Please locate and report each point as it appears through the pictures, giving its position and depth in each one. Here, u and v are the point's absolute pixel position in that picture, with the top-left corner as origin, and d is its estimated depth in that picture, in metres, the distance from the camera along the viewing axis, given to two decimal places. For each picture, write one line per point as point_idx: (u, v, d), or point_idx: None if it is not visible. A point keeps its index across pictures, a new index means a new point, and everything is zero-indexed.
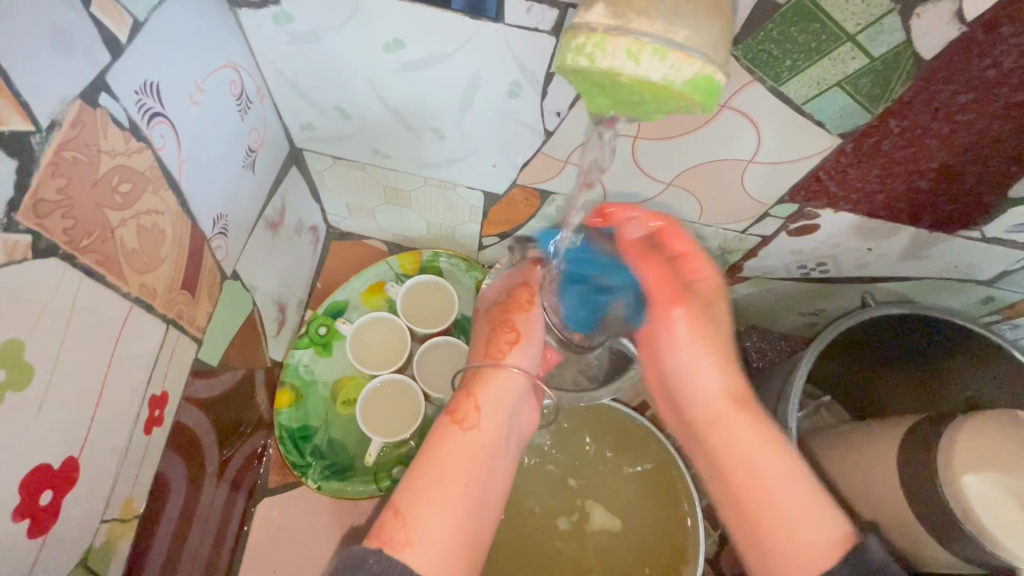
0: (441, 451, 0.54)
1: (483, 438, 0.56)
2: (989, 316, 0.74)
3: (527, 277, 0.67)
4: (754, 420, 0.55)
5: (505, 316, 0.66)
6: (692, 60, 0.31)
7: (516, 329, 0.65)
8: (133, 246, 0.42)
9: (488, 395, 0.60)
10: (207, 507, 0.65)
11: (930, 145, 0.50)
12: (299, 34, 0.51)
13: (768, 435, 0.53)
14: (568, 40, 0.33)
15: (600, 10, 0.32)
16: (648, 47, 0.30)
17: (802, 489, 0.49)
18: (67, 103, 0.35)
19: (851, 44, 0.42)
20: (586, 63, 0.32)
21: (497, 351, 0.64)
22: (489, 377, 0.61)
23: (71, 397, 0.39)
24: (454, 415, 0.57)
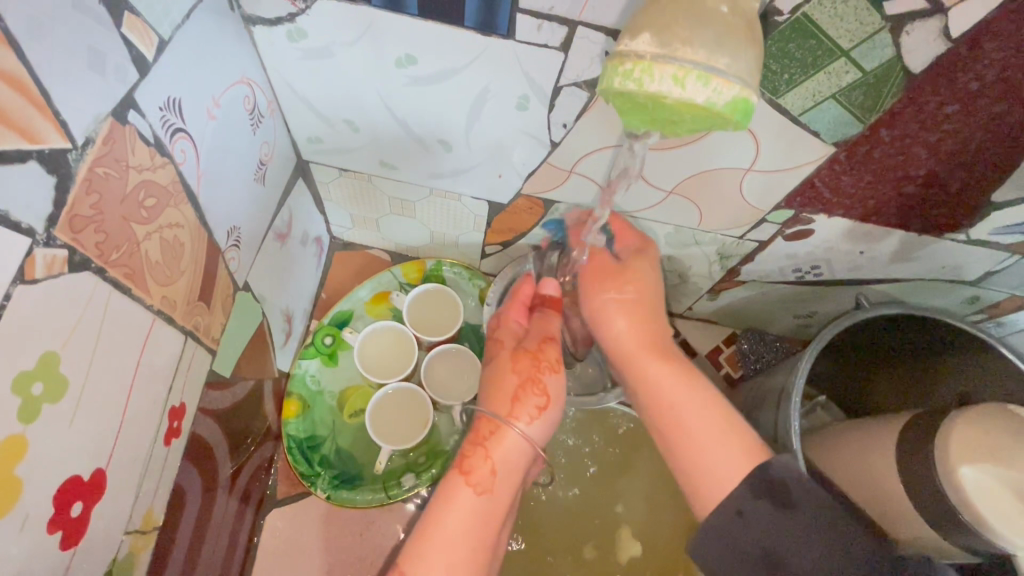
0: (456, 513, 0.53)
1: (495, 501, 0.55)
2: (974, 315, 0.77)
3: (551, 333, 0.63)
4: (680, 375, 0.57)
5: (537, 373, 0.60)
6: (732, 84, 0.33)
7: (545, 392, 0.60)
8: (156, 258, 0.43)
9: (505, 460, 0.57)
10: (219, 519, 0.65)
11: (919, 153, 0.53)
12: (312, 50, 0.52)
13: (679, 366, 0.58)
14: (614, 64, 0.35)
15: (645, 38, 0.34)
16: (693, 74, 0.33)
17: (712, 419, 0.54)
18: (99, 121, 0.36)
19: (845, 59, 0.45)
20: (634, 87, 0.34)
21: (520, 411, 0.59)
22: (504, 437, 0.57)
23: (99, 410, 0.39)
24: (467, 474, 0.55)
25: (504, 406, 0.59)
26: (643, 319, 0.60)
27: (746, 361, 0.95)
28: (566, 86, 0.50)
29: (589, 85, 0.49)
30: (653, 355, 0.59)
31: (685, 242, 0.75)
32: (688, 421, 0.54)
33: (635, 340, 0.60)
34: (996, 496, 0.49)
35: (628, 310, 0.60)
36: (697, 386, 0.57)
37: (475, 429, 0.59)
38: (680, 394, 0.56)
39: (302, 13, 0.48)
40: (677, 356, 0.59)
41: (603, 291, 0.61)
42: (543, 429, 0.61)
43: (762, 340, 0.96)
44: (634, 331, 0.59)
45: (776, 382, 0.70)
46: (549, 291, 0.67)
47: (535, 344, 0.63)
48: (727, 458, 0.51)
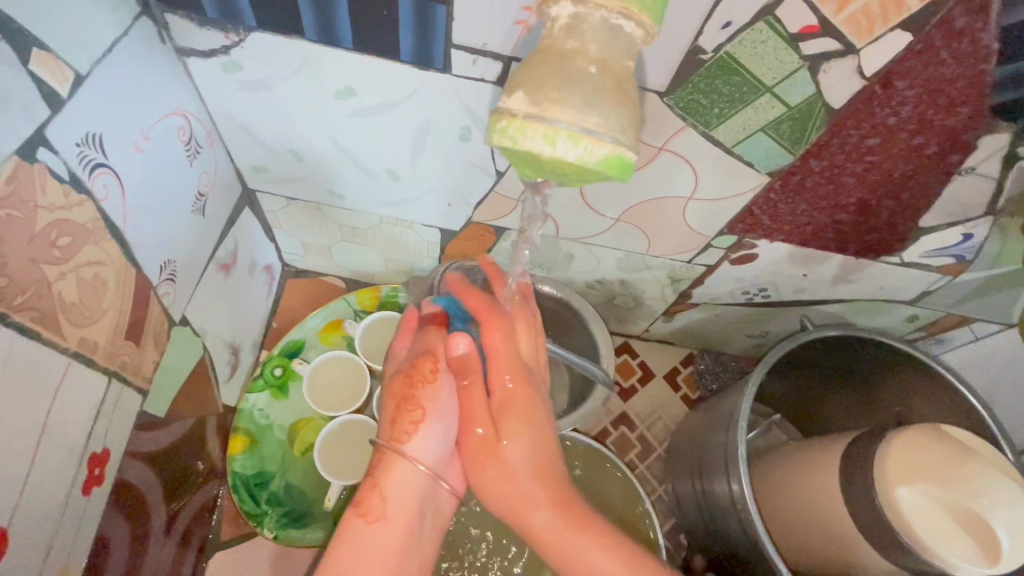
0: (348, 554, 0.47)
1: (397, 530, 0.49)
2: (915, 333, 0.80)
3: (431, 344, 0.55)
4: (585, 526, 0.51)
5: (410, 390, 0.53)
6: (602, 143, 0.33)
7: (423, 406, 0.52)
8: (73, 299, 0.41)
9: (398, 488, 0.50)
10: (153, 567, 0.62)
11: (848, 182, 0.55)
12: (249, 81, 0.51)
13: (594, 525, 0.51)
14: (494, 123, 0.35)
15: (520, 98, 0.34)
16: (563, 133, 0.33)
17: (619, 553, 0.51)
18: (3, 161, 0.34)
19: (770, 95, 0.46)
20: (510, 145, 0.34)
21: (404, 433, 0.52)
22: (392, 466, 0.51)
23: (0, 464, 0.37)
24: (358, 507, 0.49)
25: (387, 432, 0.52)
26: (535, 445, 0.52)
27: (704, 380, 0.94)
28: None
29: None
30: (557, 509, 0.51)
31: (637, 266, 0.76)
32: (598, 569, 0.50)
33: (532, 482, 0.51)
34: (934, 516, 0.50)
35: (512, 429, 0.51)
36: (613, 542, 0.51)
37: (369, 462, 0.52)
38: (522, 482, 0.51)
39: (236, 45, 0.48)
40: (570, 494, 0.52)
41: (524, 419, 0.52)
42: (441, 447, 0.53)
43: (719, 360, 0.95)
44: (517, 444, 0.51)
45: (727, 404, 0.71)
46: (430, 309, 0.58)
47: (412, 361, 0.54)
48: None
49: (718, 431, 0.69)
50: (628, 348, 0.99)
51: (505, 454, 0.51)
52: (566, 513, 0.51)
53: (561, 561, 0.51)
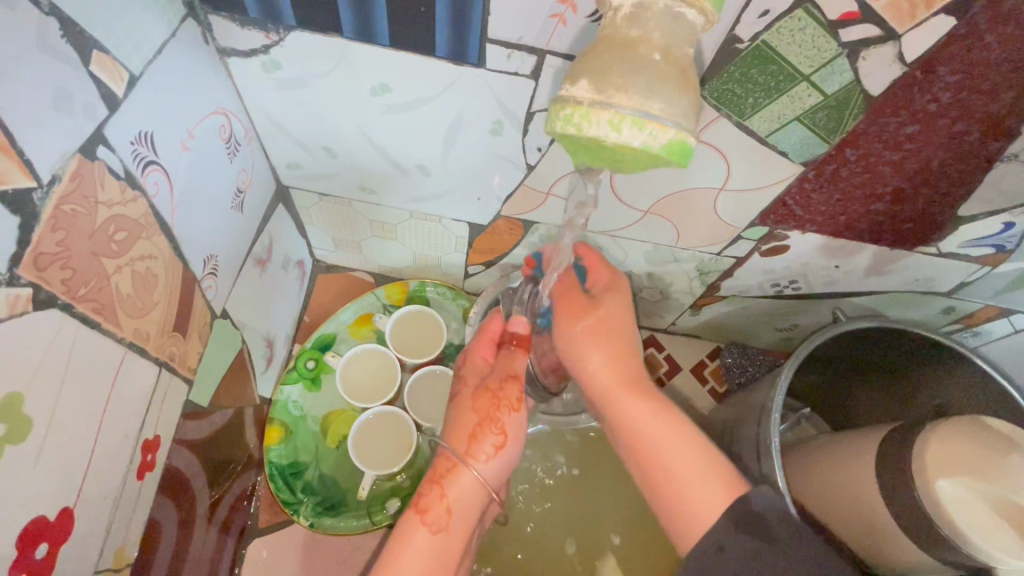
0: (412, 557, 0.52)
1: (454, 538, 0.54)
2: (951, 326, 0.78)
3: (516, 369, 0.60)
4: (645, 396, 0.55)
5: (494, 411, 0.58)
6: (666, 128, 0.33)
7: (504, 431, 0.58)
8: (127, 292, 0.43)
9: (462, 501, 0.55)
10: (198, 551, 0.64)
11: (885, 171, 0.54)
12: (287, 80, 0.53)
13: (657, 402, 0.55)
14: (557, 109, 0.35)
15: (584, 84, 0.34)
16: (629, 119, 0.33)
17: (690, 449, 0.52)
18: (67, 158, 0.36)
19: (806, 84, 0.46)
20: (575, 131, 0.34)
21: (481, 452, 0.57)
22: (458, 478, 0.56)
23: (65, 448, 0.39)
24: (423, 514, 0.54)
25: (461, 445, 0.57)
26: (615, 339, 0.57)
27: (731, 374, 0.95)
28: (538, 111, 0.51)
29: None
30: (620, 372, 0.56)
31: (665, 259, 0.76)
32: (659, 444, 0.53)
33: (612, 377, 0.56)
34: (976, 510, 0.49)
35: (597, 337, 0.56)
36: (685, 432, 0.53)
37: (433, 468, 0.57)
38: (638, 409, 0.54)
39: (276, 45, 0.49)
40: (645, 384, 0.56)
41: (590, 334, 0.56)
42: (502, 467, 0.59)
43: (745, 353, 0.95)
44: (608, 360, 0.56)
45: (758, 396, 0.70)
46: (516, 328, 0.63)
47: (497, 383, 0.60)
48: (698, 496, 0.50)
49: (749, 422, 0.68)
50: (654, 341, 0.99)
51: (587, 357, 0.56)
52: (629, 385, 0.55)
53: (630, 429, 0.55)
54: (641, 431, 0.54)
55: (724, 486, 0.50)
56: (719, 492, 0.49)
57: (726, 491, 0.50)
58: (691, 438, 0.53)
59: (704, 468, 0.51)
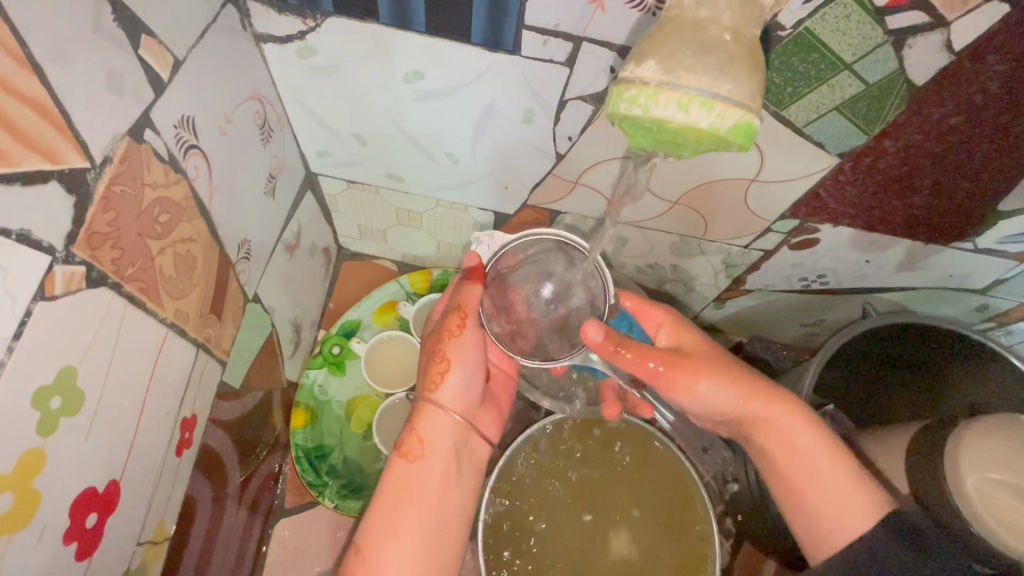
0: (390, 489, 0.53)
1: (431, 468, 0.54)
2: (984, 323, 0.77)
3: (461, 300, 0.57)
4: (812, 427, 0.55)
5: (437, 343, 0.58)
6: (735, 109, 0.33)
7: (448, 357, 0.57)
8: (169, 273, 0.44)
9: (433, 428, 0.56)
10: (229, 528, 0.66)
11: (924, 164, 0.53)
12: (322, 67, 0.53)
13: (822, 431, 0.55)
14: (620, 90, 0.35)
15: (651, 65, 0.34)
16: (697, 100, 0.33)
17: (830, 461, 0.53)
18: (118, 141, 0.37)
19: (848, 72, 0.45)
20: (640, 112, 0.34)
21: (432, 383, 0.57)
22: (425, 414, 0.57)
23: (114, 423, 0.40)
24: (401, 451, 0.55)
25: (422, 382, 0.58)
26: (724, 371, 0.58)
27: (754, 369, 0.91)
28: (572, 100, 0.51)
29: (594, 99, 0.50)
30: (781, 410, 0.56)
31: (691, 251, 0.75)
32: (814, 463, 0.54)
33: (742, 396, 0.57)
34: (1010, 509, 0.49)
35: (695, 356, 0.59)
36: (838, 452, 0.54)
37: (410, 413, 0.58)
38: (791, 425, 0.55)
39: (312, 31, 0.49)
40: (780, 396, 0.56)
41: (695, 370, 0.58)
42: (466, 390, 0.58)
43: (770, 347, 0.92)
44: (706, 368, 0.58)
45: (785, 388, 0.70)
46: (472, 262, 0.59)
47: (440, 322, 0.58)
48: (839, 499, 0.52)
49: None
50: None
51: (695, 383, 0.57)
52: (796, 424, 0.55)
53: (804, 463, 0.54)
54: (799, 449, 0.54)
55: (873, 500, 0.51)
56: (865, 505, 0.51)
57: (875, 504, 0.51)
58: (834, 450, 0.54)
59: (853, 491, 0.52)
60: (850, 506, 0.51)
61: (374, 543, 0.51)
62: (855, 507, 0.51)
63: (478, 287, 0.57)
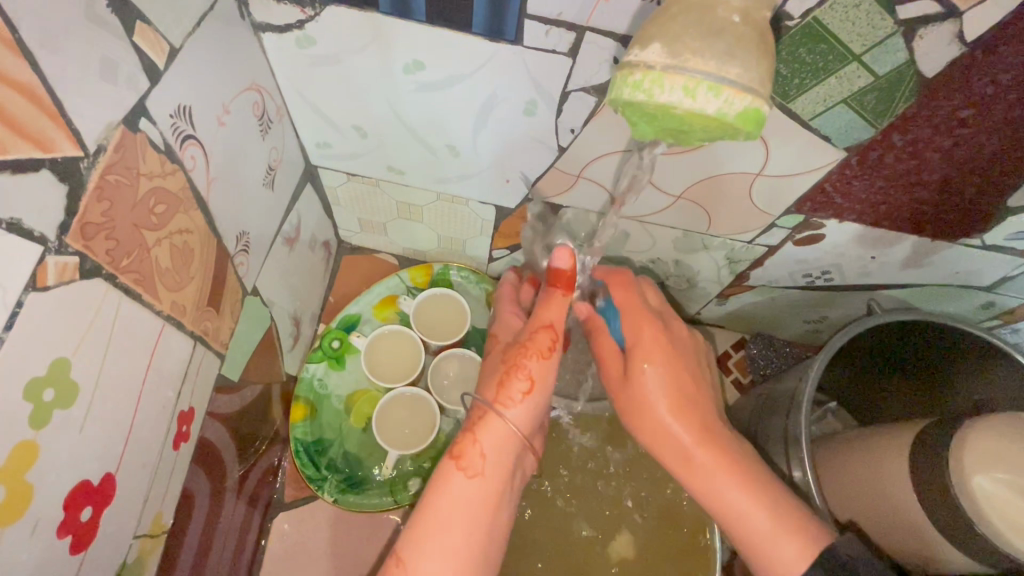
0: (441, 501, 0.49)
1: (491, 488, 0.50)
2: (990, 321, 0.76)
3: (550, 318, 0.54)
4: (717, 459, 0.52)
5: (518, 356, 0.54)
6: (744, 94, 0.33)
7: (530, 376, 0.53)
8: (166, 264, 0.43)
9: (496, 444, 0.51)
10: (227, 522, 0.66)
11: (933, 158, 0.52)
12: (321, 56, 0.52)
13: (732, 463, 0.52)
14: (625, 75, 0.35)
15: (656, 48, 0.34)
16: (704, 83, 0.33)
17: (765, 509, 0.50)
18: (111, 129, 0.36)
19: (856, 64, 0.44)
20: (644, 97, 0.34)
21: (507, 397, 0.52)
22: (487, 424, 0.52)
23: (110, 415, 0.40)
24: (458, 459, 0.50)
25: (491, 393, 0.53)
26: (677, 377, 0.55)
27: (755, 364, 0.95)
28: (574, 91, 0.50)
29: (597, 91, 0.49)
30: (710, 451, 0.53)
31: (694, 246, 0.75)
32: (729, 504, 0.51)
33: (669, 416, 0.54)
34: (1015, 509, 0.48)
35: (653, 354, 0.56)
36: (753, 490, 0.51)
37: (467, 420, 0.54)
38: (719, 473, 0.52)
39: (311, 21, 0.49)
40: (719, 438, 0.53)
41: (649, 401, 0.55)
42: (535, 413, 0.54)
43: (771, 345, 0.95)
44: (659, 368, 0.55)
45: (788, 386, 0.69)
46: (561, 262, 0.54)
47: (528, 334, 0.54)
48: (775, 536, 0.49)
49: (779, 413, 0.67)
50: None
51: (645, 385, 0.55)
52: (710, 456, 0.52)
53: (717, 496, 0.52)
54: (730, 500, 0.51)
55: (807, 543, 0.49)
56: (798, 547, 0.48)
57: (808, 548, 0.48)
58: (767, 496, 0.51)
59: (789, 540, 0.49)
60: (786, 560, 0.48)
61: (421, 558, 0.46)
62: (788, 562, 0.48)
63: (566, 300, 0.55)
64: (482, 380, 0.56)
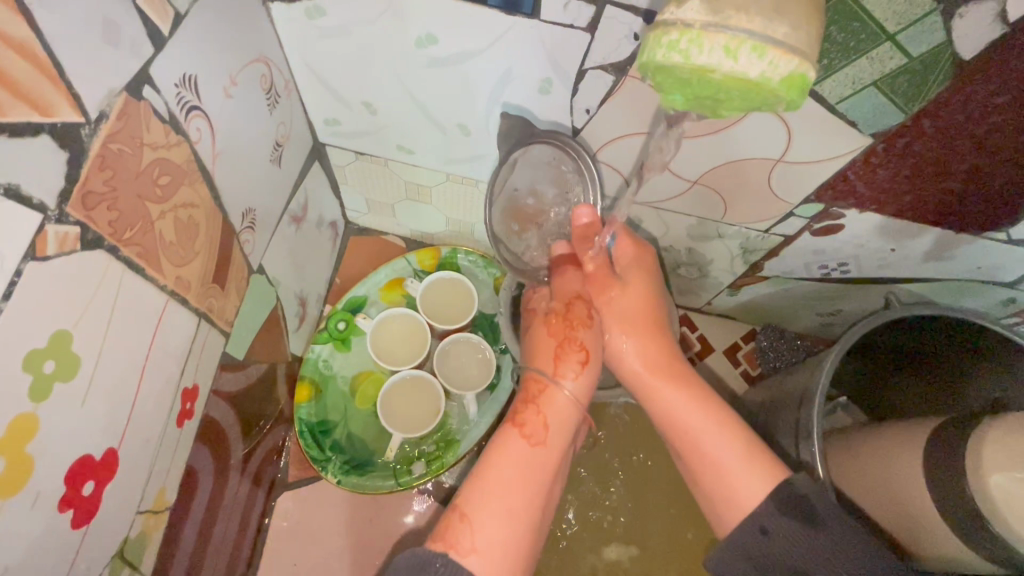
0: (511, 460, 0.49)
1: (552, 454, 0.51)
2: (1010, 318, 0.73)
3: (581, 290, 0.56)
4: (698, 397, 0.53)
5: (569, 331, 0.55)
6: (789, 57, 0.31)
7: (584, 348, 0.54)
8: (170, 238, 0.43)
9: (557, 414, 0.52)
10: (231, 499, 0.66)
11: (963, 146, 0.50)
12: (329, 28, 0.51)
13: (748, 447, 0.50)
14: (660, 35, 0.33)
15: (694, 6, 0.32)
16: (747, 44, 0.31)
17: (732, 449, 0.50)
18: (114, 96, 0.35)
19: (890, 44, 0.42)
20: (680, 59, 0.33)
21: (567, 370, 0.54)
22: (545, 394, 0.53)
23: (112, 390, 0.39)
24: (521, 427, 0.51)
25: (548, 365, 0.54)
26: (649, 328, 0.55)
27: (765, 357, 0.93)
28: (591, 69, 0.48)
29: (615, 68, 0.47)
30: (702, 406, 0.52)
31: (708, 234, 0.73)
32: (699, 430, 0.52)
33: (635, 353, 0.55)
34: None
35: (632, 328, 0.55)
36: (714, 409, 0.52)
37: (524, 389, 0.55)
38: (699, 415, 0.52)
39: None
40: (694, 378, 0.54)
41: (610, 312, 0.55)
42: (592, 386, 0.55)
43: (780, 336, 0.93)
44: (636, 342, 0.55)
45: (797, 381, 0.68)
46: (562, 251, 0.59)
47: (563, 305, 0.56)
48: (738, 470, 0.49)
49: (790, 405, 0.66)
50: (687, 320, 0.98)
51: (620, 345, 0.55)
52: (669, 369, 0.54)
53: (676, 424, 0.53)
54: (705, 435, 0.51)
55: (765, 473, 0.49)
56: (758, 479, 0.49)
57: (769, 477, 0.49)
58: (738, 439, 0.51)
59: (744, 461, 0.50)
60: (741, 486, 0.49)
61: (483, 512, 0.46)
62: (742, 489, 0.49)
63: (581, 273, 0.57)
64: (527, 351, 0.57)
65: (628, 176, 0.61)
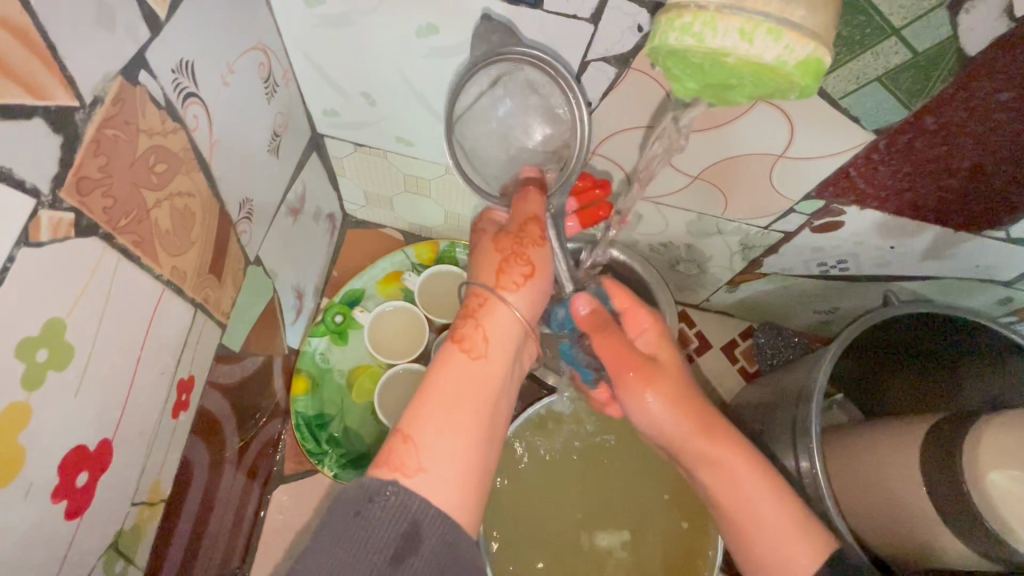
0: (450, 378, 0.45)
1: (496, 369, 0.47)
2: (1007, 317, 0.74)
3: (533, 207, 0.51)
4: (763, 476, 0.51)
5: (516, 245, 0.50)
6: (805, 41, 0.31)
7: (529, 262, 0.50)
8: (166, 227, 0.42)
9: (498, 325, 0.48)
10: (226, 492, 0.65)
11: (966, 143, 0.50)
12: (329, 16, 0.50)
13: (797, 516, 0.49)
14: (673, 17, 0.33)
15: None
16: (764, 26, 0.31)
17: (789, 517, 0.49)
18: (109, 80, 0.34)
19: (895, 39, 0.42)
20: (693, 42, 0.32)
21: (509, 282, 0.49)
22: (488, 307, 0.48)
23: (105, 381, 0.39)
24: (459, 343, 0.47)
25: (490, 277, 0.50)
26: (682, 397, 0.53)
27: (763, 355, 0.91)
28: (594, 61, 0.47)
29: (619, 60, 0.47)
30: (761, 479, 0.51)
31: (707, 230, 0.73)
32: (755, 503, 0.50)
33: (680, 421, 0.52)
34: None
35: (672, 393, 0.52)
36: (765, 474, 0.51)
37: (464, 306, 0.50)
38: (752, 484, 0.50)
39: None
40: (742, 441, 0.52)
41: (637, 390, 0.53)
42: (540, 300, 0.51)
43: (779, 335, 0.91)
44: (672, 409, 0.52)
45: (796, 378, 0.68)
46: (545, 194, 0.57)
47: (518, 225, 0.51)
48: (782, 542, 0.48)
49: (788, 402, 0.66)
50: (685, 317, 0.98)
51: (641, 400, 0.53)
52: (723, 448, 0.51)
53: (726, 486, 0.51)
54: (764, 510, 0.50)
55: (814, 547, 0.48)
56: (810, 552, 0.48)
57: (818, 550, 0.48)
58: (787, 503, 0.50)
59: (796, 538, 0.48)
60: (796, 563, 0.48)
61: (428, 432, 0.42)
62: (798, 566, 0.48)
63: (541, 196, 0.52)
64: (472, 265, 0.52)
65: (628, 171, 0.61)
